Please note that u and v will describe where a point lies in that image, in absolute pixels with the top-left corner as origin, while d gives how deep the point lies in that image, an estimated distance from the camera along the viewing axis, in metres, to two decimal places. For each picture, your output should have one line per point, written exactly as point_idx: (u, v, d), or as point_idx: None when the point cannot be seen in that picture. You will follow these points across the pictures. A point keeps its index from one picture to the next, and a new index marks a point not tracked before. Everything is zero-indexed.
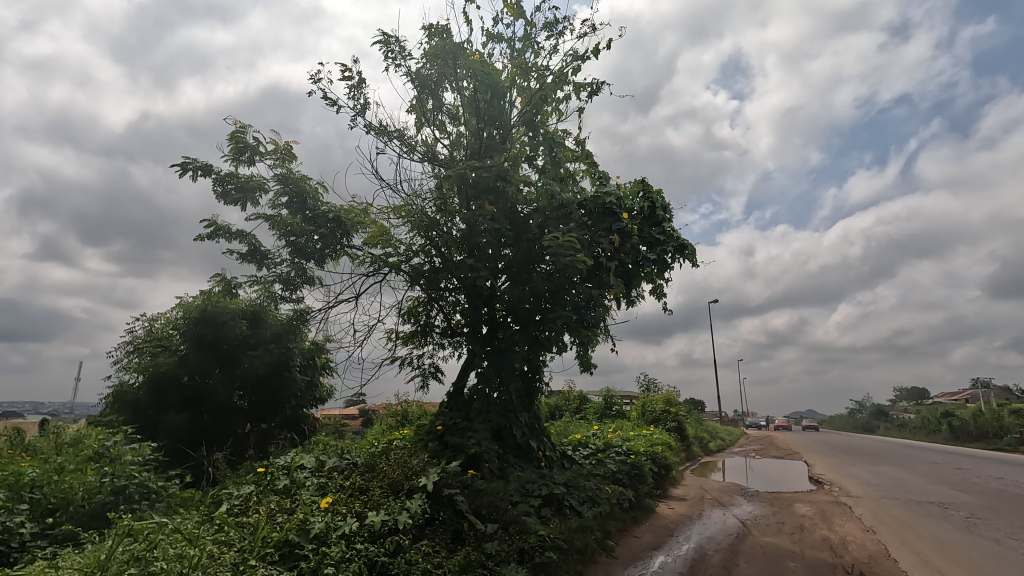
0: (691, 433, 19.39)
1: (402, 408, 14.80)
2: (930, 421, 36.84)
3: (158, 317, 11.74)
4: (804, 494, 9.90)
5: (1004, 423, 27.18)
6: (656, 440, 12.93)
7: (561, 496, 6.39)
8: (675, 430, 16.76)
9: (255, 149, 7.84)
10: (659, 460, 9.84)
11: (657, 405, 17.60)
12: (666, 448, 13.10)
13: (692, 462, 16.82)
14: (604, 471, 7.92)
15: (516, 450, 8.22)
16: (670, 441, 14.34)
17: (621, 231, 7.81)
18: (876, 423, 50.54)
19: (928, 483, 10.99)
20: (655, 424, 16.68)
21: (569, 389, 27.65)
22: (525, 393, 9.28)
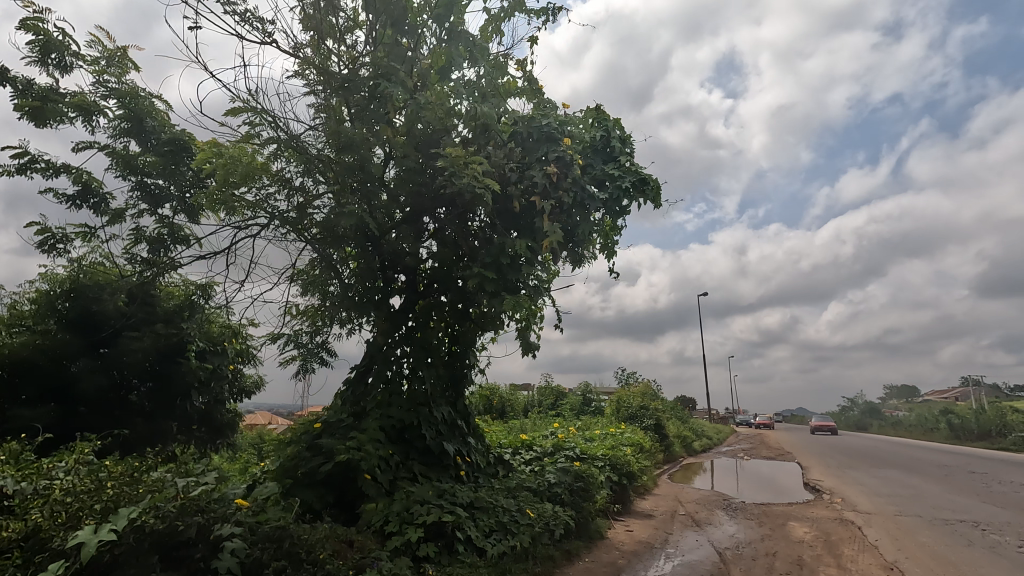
0: (673, 432, 17.50)
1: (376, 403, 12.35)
2: (927, 418, 35.20)
3: (21, 292, 9.63)
4: (800, 508, 7.98)
5: (1008, 421, 25.56)
6: (626, 442, 10.99)
7: (455, 525, 4.44)
8: (653, 429, 14.88)
9: (64, 47, 5.81)
10: (620, 467, 7.88)
11: (634, 400, 15.75)
12: (639, 452, 11.14)
13: (672, 465, 14.88)
14: (537, 484, 5.96)
15: (423, 455, 6.23)
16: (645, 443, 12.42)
17: (560, 160, 5.82)
18: (869, 420, 49.03)
19: (947, 493, 9.15)
20: (629, 422, 14.81)
21: (546, 384, 25.70)
22: (449, 382, 7.35)
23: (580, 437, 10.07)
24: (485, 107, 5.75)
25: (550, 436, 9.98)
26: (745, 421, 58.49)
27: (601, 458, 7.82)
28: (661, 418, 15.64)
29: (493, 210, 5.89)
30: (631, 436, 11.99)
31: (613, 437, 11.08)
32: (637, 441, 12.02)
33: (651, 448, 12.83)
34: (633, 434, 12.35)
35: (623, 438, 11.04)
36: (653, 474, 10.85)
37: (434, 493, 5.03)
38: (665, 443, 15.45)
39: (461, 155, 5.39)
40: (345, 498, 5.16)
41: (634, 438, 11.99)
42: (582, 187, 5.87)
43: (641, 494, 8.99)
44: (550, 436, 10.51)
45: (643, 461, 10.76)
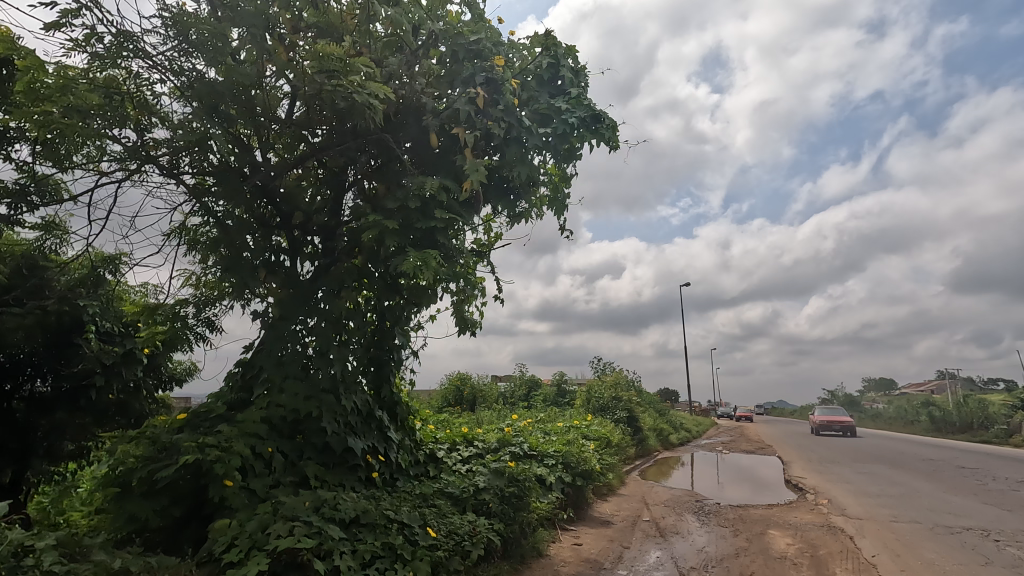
0: (648, 424, 16.48)
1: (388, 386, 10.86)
2: (907, 410, 34.88)
3: None
4: (780, 513, 6.95)
5: (990, 413, 25.08)
6: (591, 435, 9.92)
7: (319, 553, 3.28)
8: (625, 421, 13.83)
9: None
10: (575, 465, 6.75)
11: (605, 391, 14.68)
12: (607, 448, 10.08)
13: (646, 460, 13.86)
14: (459, 490, 4.79)
15: (322, 454, 5.04)
16: (613, 435, 11.38)
17: (489, 84, 4.61)
18: (849, 413, 48.91)
19: (943, 493, 8.21)
20: (599, 414, 13.74)
21: (519, 373, 24.56)
22: (368, 365, 6.16)
23: (535, 431, 8.92)
24: (392, 12, 4.50)
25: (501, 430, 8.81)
26: (725, 414, 58.18)
27: (550, 455, 6.68)
28: (635, 409, 14.60)
29: (403, 141, 4.67)
30: (600, 429, 10.95)
31: (575, 428, 10.02)
32: (605, 434, 10.99)
33: (621, 443, 11.79)
34: (602, 427, 11.28)
35: (586, 431, 9.95)
36: (621, 472, 9.77)
37: (311, 502, 3.85)
38: (639, 436, 14.40)
39: (354, 68, 4.20)
40: (196, 508, 3.97)
41: (602, 432, 10.96)
42: (517, 118, 4.67)
43: (601, 495, 7.87)
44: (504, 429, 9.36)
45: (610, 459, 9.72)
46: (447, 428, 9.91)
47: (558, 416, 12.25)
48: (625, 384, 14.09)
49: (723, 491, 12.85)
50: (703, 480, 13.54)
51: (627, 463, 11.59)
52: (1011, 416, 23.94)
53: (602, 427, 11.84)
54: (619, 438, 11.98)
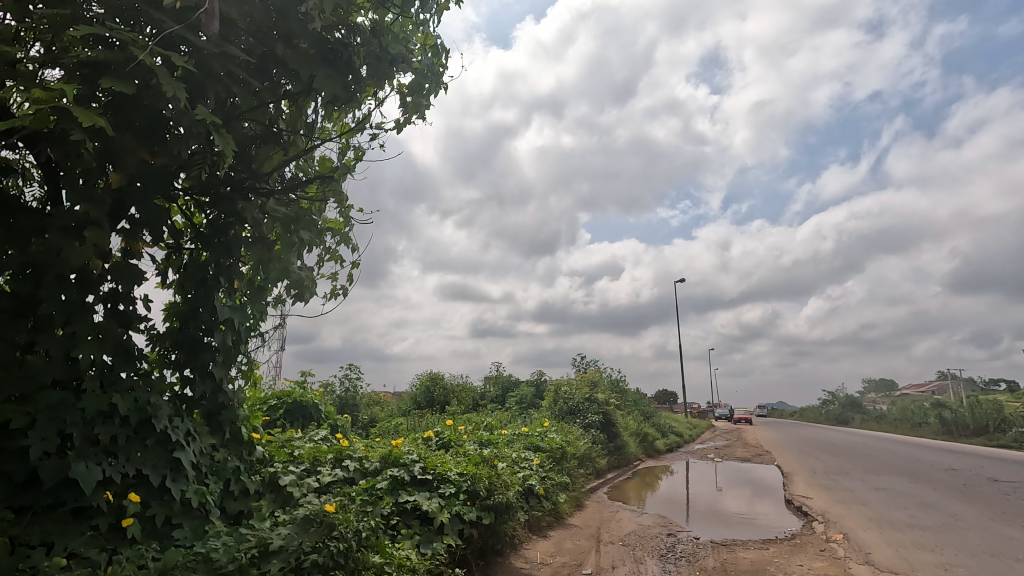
0: (629, 429, 14.50)
1: (296, 383, 8.90)
2: (914, 412, 32.88)
3: None
4: (778, 561, 4.98)
5: (1007, 415, 23.10)
6: (540, 448, 7.92)
7: None
8: (600, 427, 11.80)
9: None
10: (485, 493, 4.78)
11: (577, 391, 12.69)
12: (562, 463, 8.10)
13: (623, 472, 11.84)
14: (227, 557, 2.84)
15: (26, 492, 3.09)
16: (572, 441, 9.42)
17: None
18: (852, 414, 46.87)
19: (998, 527, 6.23)
20: (569, 418, 11.72)
21: (497, 373, 22.57)
22: (172, 350, 4.20)
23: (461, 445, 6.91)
24: None
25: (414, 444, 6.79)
26: (723, 415, 56.09)
27: (448, 479, 4.72)
28: (610, 412, 12.57)
29: None
30: (558, 435, 9.00)
31: (518, 439, 8.03)
32: (562, 440, 9.01)
33: (584, 452, 9.81)
34: (561, 434, 9.30)
35: (533, 441, 7.95)
36: (575, 493, 7.81)
37: None
38: (617, 445, 12.35)
39: None
40: None
41: (560, 438, 8.99)
42: None
43: (538, 531, 5.85)
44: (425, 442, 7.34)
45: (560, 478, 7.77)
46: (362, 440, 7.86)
47: (512, 422, 10.25)
48: (598, 384, 12.07)
49: (709, 501, 10.95)
50: (693, 492, 11.55)
51: (594, 481, 9.60)
52: None
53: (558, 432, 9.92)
54: (582, 445, 10.01)
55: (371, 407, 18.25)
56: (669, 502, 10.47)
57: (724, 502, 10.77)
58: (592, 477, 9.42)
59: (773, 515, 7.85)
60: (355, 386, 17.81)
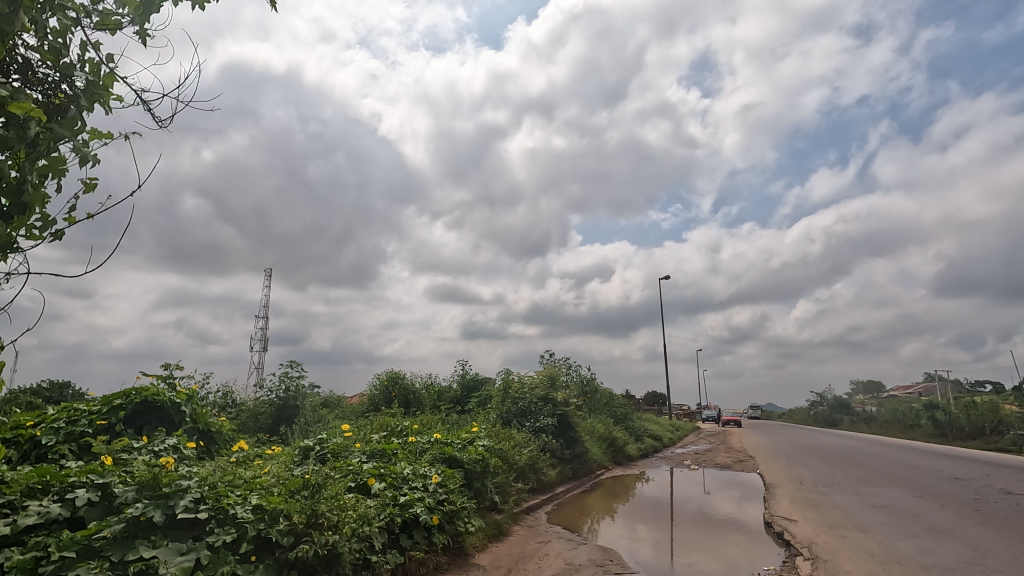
0: (593, 433, 12.89)
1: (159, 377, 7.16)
2: (906, 414, 31.51)
3: None
4: None
5: (1005, 418, 21.75)
6: (454, 461, 6.23)
7: None
8: (553, 430, 10.10)
9: None
10: (292, 545, 3.18)
11: (530, 387, 11.03)
12: (483, 480, 6.39)
13: (579, 484, 10.15)
14: None
15: None
16: (504, 450, 7.68)
17: None
18: (841, 416, 45.63)
19: None
20: (517, 420, 10.07)
21: (461, 372, 20.83)
22: None
23: (335, 464, 5.23)
24: None
25: (272, 466, 5.12)
26: (710, 417, 54.71)
27: (234, 521, 3.09)
28: (569, 414, 10.89)
29: None
30: (489, 443, 7.27)
31: (428, 449, 6.33)
32: (493, 449, 7.29)
33: (520, 462, 8.10)
34: (494, 441, 7.57)
35: (447, 451, 6.24)
36: (492, 519, 6.13)
37: None
38: (575, 453, 10.65)
39: None
40: None
41: (491, 447, 7.26)
42: None
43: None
44: (298, 459, 5.66)
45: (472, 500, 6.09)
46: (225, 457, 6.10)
47: (439, 428, 8.49)
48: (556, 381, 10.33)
49: (678, 515, 9.33)
50: (663, 507, 9.91)
51: (532, 497, 7.90)
52: None
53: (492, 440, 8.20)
54: (519, 453, 8.24)
55: (317, 408, 16.58)
56: (634, 522, 8.79)
57: (696, 519, 9.11)
58: (527, 496, 7.69)
59: (745, 545, 6.29)
60: (297, 385, 16.15)
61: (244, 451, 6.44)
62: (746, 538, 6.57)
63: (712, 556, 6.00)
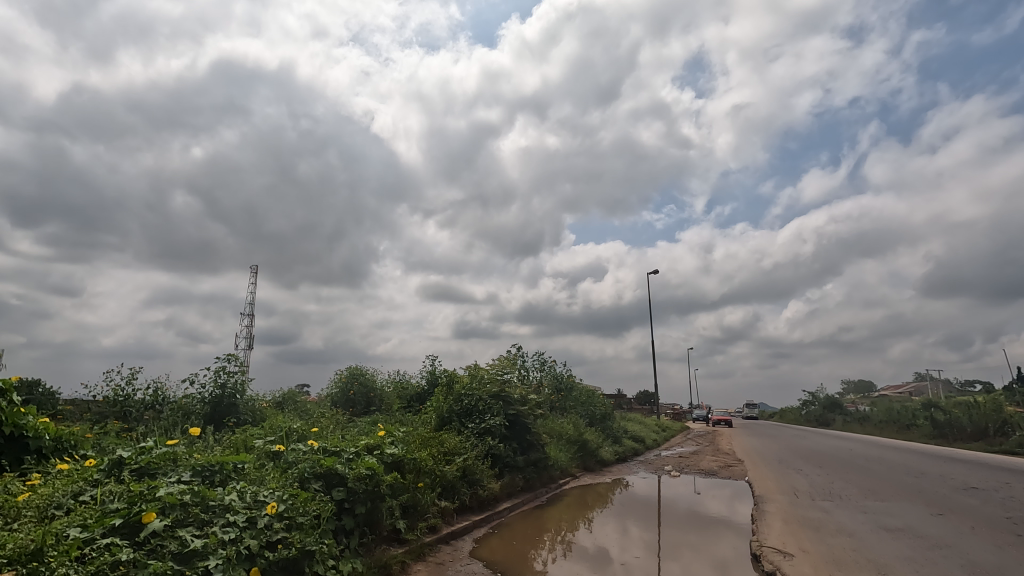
0: (557, 438, 11.25)
1: None
2: (901, 413, 30.14)
3: None
4: None
5: (1010, 418, 20.35)
6: (331, 478, 4.58)
7: None
8: (502, 433, 8.43)
9: None
10: None
11: (484, 381, 9.30)
12: (372, 503, 4.75)
13: (534, 498, 8.49)
14: None
15: None
16: (420, 461, 6.01)
17: None
18: (833, 416, 44.36)
19: None
20: (459, 421, 8.40)
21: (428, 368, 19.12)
22: None
23: (124, 488, 3.63)
24: None
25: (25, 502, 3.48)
26: (700, 417, 53.32)
27: None
28: (524, 415, 9.24)
29: None
30: (398, 452, 5.59)
31: (300, 462, 4.68)
32: (401, 460, 5.63)
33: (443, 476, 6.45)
34: (406, 449, 5.92)
35: (323, 463, 4.58)
36: (378, 557, 4.52)
37: None
38: (532, 461, 8.96)
39: None
40: None
41: (399, 457, 5.60)
42: None
43: None
44: (95, 478, 4.06)
45: (350, 532, 4.46)
46: (7, 475, 4.36)
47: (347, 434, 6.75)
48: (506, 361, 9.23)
49: (652, 533, 7.63)
50: (633, 523, 8.26)
51: (457, 519, 6.25)
52: None
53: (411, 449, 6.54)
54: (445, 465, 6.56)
55: (259, 408, 14.82)
56: (596, 543, 7.00)
57: (675, 537, 7.41)
58: (449, 522, 6.02)
59: (733, 561, 5.46)
60: (237, 381, 14.35)
61: (46, 468, 4.69)
62: (719, 565, 5.32)
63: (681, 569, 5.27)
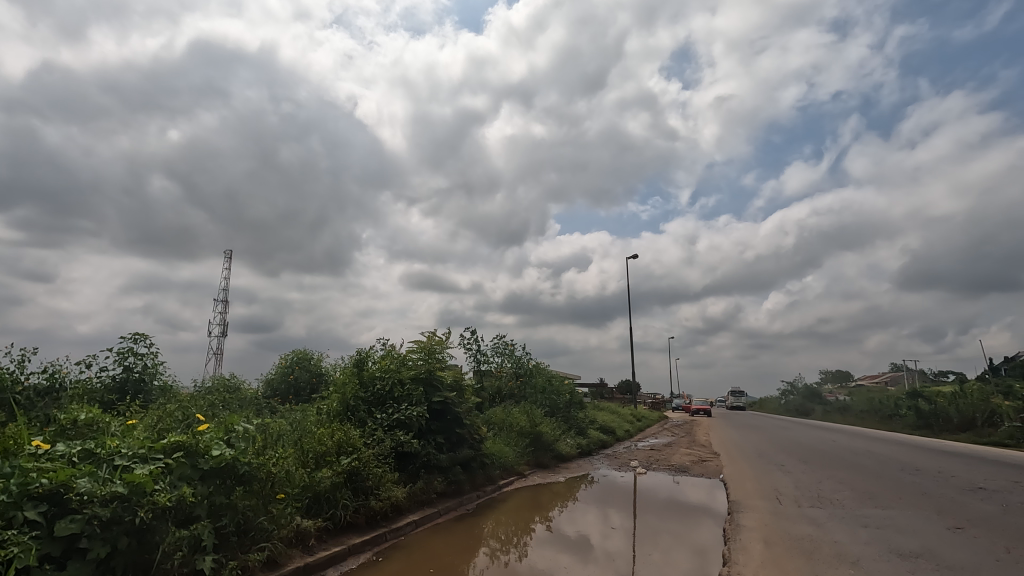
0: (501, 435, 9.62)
1: None
2: (882, 403, 29.17)
3: None
4: None
5: (998, 409, 19.26)
6: (62, 500, 2.89)
7: None
8: (419, 425, 6.72)
9: None
10: None
11: (405, 362, 7.59)
12: (139, 541, 3.07)
13: (459, 505, 6.83)
14: None
15: None
16: (267, 469, 4.31)
17: None
18: (813, 406, 43.60)
19: None
20: (365, 413, 6.70)
21: None
22: None
23: None
24: None
25: None
26: (679, 407, 52.35)
27: None
28: (454, 403, 7.53)
29: None
30: (226, 454, 3.89)
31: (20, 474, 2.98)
32: (230, 465, 3.93)
33: (310, 485, 4.76)
34: (249, 448, 4.21)
35: (51, 477, 2.88)
36: None
37: None
38: (462, 460, 7.29)
39: None
40: None
41: (227, 461, 3.90)
42: None
43: None
44: None
45: None
46: None
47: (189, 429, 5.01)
48: (440, 340, 7.50)
49: (600, 540, 5.98)
50: (583, 526, 6.60)
51: (325, 544, 4.58)
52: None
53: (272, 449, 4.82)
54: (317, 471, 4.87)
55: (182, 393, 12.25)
56: (524, 557, 5.31)
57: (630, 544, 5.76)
58: (307, 551, 4.35)
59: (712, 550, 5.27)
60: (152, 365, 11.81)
61: None
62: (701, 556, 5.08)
63: (663, 567, 4.82)
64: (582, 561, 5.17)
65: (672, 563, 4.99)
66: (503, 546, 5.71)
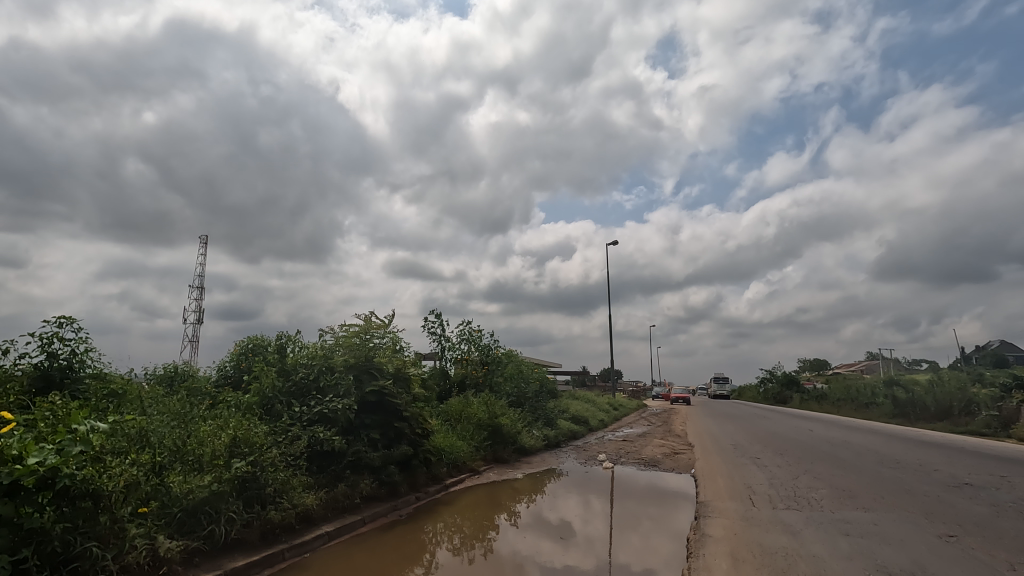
0: (453, 429, 8.80)
1: None
2: (859, 391, 29.09)
3: None
4: None
5: (975, 397, 19.07)
6: None
7: None
8: (344, 419, 5.83)
9: None
10: None
11: (337, 348, 6.68)
12: None
13: (391, 511, 5.95)
14: None
15: None
16: (113, 479, 3.41)
17: None
18: (790, 394, 43.68)
19: None
20: (281, 407, 5.82)
21: None
22: None
23: None
24: None
25: None
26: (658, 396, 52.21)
27: None
28: (393, 395, 6.61)
29: None
30: (43, 463, 2.96)
31: None
32: (49, 477, 3.01)
33: (182, 496, 3.91)
34: (88, 454, 3.28)
35: None
36: None
37: None
38: (399, 458, 6.45)
39: None
40: None
41: (44, 473, 2.97)
42: None
43: None
44: None
45: None
46: None
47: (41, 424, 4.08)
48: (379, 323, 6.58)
49: (550, 547, 5.21)
50: (533, 530, 5.81)
51: (193, 571, 3.71)
52: (1002, 400, 17.82)
53: (134, 451, 3.93)
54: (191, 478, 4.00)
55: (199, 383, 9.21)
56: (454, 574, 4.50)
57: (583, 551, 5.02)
58: None
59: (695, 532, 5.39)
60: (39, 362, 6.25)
61: None
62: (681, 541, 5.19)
63: (642, 552, 4.87)
64: (565, 547, 5.15)
65: (650, 547, 5.05)
66: (432, 559, 4.87)
